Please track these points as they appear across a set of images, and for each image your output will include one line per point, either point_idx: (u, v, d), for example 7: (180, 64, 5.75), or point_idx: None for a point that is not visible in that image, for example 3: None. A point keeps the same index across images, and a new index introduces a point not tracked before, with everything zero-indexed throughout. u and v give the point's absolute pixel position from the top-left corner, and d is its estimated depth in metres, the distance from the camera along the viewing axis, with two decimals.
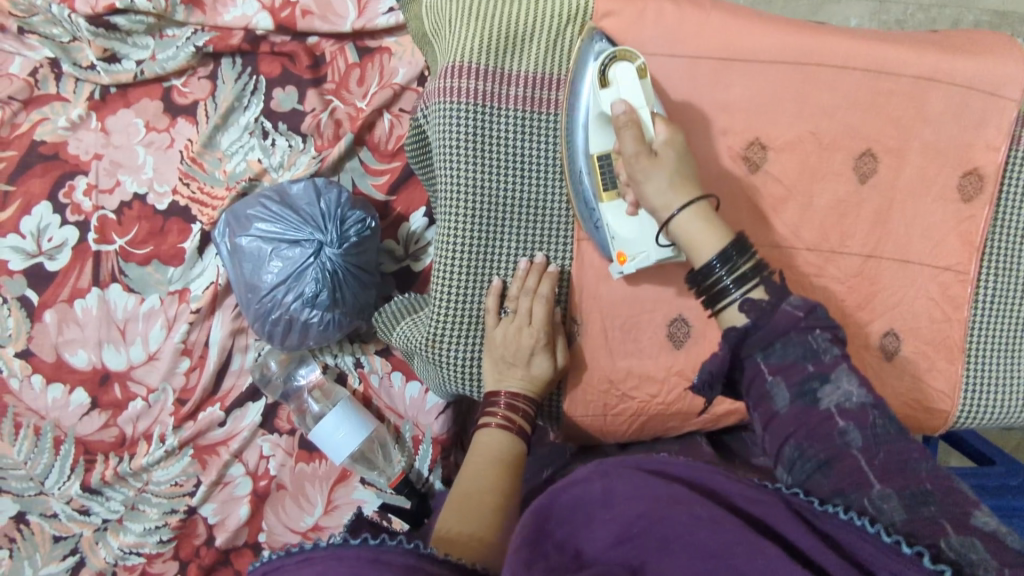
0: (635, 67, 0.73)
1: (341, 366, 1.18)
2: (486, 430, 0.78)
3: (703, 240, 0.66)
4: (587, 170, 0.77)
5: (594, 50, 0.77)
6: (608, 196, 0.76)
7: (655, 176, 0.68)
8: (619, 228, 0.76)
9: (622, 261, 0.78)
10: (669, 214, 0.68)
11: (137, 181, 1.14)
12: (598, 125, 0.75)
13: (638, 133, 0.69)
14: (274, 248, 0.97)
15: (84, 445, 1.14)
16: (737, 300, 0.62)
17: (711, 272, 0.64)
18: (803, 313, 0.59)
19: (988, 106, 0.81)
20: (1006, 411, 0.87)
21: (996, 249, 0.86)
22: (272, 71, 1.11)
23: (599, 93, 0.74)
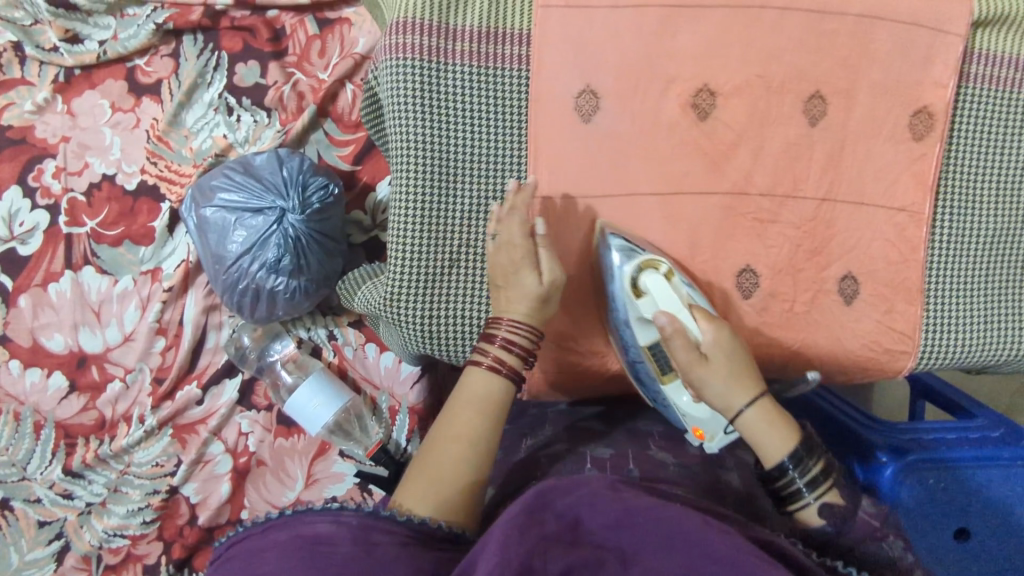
0: (661, 274, 0.78)
1: (315, 340, 1.18)
2: (474, 369, 0.76)
3: (768, 439, 0.72)
4: (640, 359, 0.80)
5: (613, 245, 0.79)
6: (667, 379, 0.79)
7: (714, 384, 0.72)
8: (691, 407, 0.78)
9: (699, 436, 0.79)
10: (733, 414, 0.73)
11: (105, 162, 1.15)
12: (642, 321, 0.79)
13: (686, 341, 0.72)
14: (237, 218, 0.97)
15: (64, 429, 1.15)
16: (811, 503, 0.69)
17: (784, 474, 0.70)
18: (878, 522, 0.68)
19: (935, 42, 0.81)
20: (970, 352, 0.87)
21: (952, 188, 0.85)
22: (234, 47, 1.12)
23: (634, 302, 0.78)
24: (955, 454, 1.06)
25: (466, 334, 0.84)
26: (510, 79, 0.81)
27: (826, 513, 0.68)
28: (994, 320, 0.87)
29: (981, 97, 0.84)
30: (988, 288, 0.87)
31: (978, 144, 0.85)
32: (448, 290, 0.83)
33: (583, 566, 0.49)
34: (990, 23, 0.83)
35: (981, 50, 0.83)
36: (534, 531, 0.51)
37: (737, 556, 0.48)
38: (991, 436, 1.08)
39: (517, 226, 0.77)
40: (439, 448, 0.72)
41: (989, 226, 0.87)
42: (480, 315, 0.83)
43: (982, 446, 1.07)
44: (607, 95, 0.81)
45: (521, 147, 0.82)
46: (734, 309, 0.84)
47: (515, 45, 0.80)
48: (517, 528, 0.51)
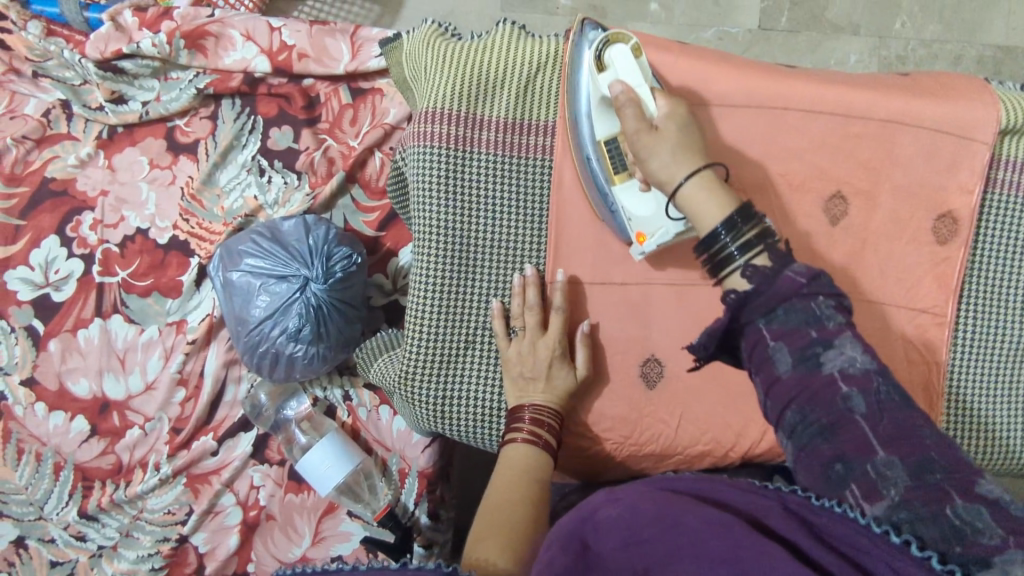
0: (629, 49, 0.74)
1: (331, 399, 1.20)
2: (512, 446, 0.76)
3: (707, 208, 0.66)
4: (595, 156, 0.77)
5: (587, 38, 0.77)
6: (620, 179, 0.76)
7: (659, 149, 0.69)
8: (634, 206, 0.76)
9: (641, 240, 0.77)
10: (674, 185, 0.68)
11: (140, 216, 1.18)
12: (600, 109, 0.76)
13: (638, 109, 0.70)
14: (262, 283, 0.99)
15: (82, 472, 1.17)
16: (739, 265, 0.63)
17: (717, 243, 0.65)
18: (805, 279, 0.60)
19: (960, 149, 0.82)
20: (988, 460, 0.86)
21: (974, 293, 0.86)
22: (270, 112, 1.16)
23: (597, 78, 0.75)
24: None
25: (477, 416, 0.83)
26: (534, 168, 0.83)
27: (749, 272, 0.62)
28: (1016, 426, 0.86)
29: (1006, 203, 0.86)
30: (1010, 393, 0.87)
31: (1001, 251, 0.86)
32: (462, 370, 0.83)
33: None
34: (1016, 132, 0.85)
35: (1006, 157, 0.85)
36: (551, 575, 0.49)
37: (738, 551, 0.45)
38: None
39: (541, 321, 0.81)
40: (504, 509, 0.70)
41: (1013, 331, 0.87)
42: (490, 397, 0.83)
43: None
44: None
45: (541, 235, 0.84)
46: (750, 401, 0.84)
47: (541, 137, 0.83)
48: None
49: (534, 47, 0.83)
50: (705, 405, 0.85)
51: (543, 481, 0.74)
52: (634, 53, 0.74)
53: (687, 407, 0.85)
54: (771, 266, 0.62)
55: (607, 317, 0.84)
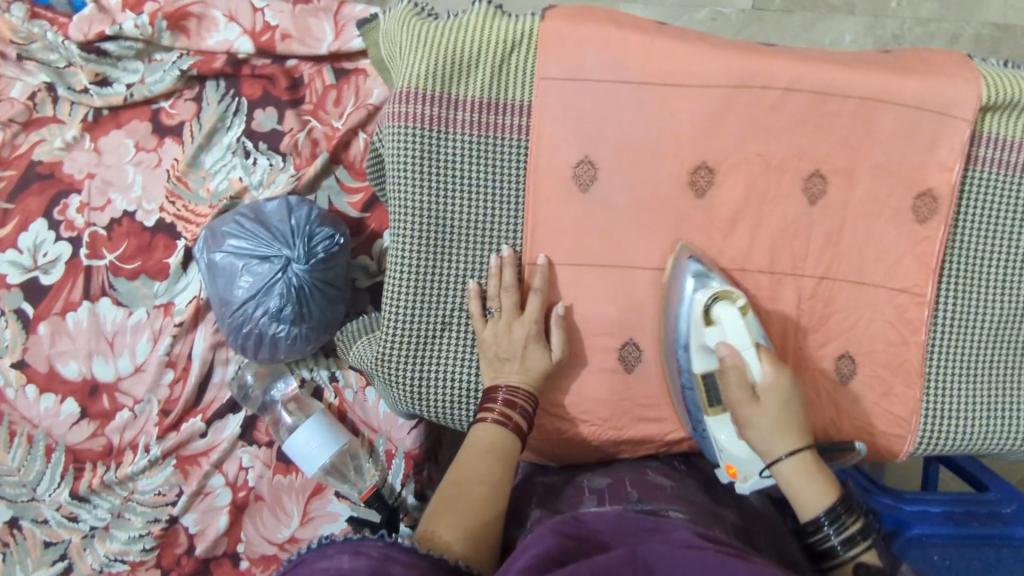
0: (736, 307, 0.75)
1: (318, 381, 1.21)
2: (481, 425, 0.76)
3: (809, 490, 0.70)
4: (692, 385, 0.78)
5: (690, 269, 0.80)
6: (714, 412, 0.76)
7: (759, 422, 0.71)
8: (730, 442, 0.75)
9: (732, 474, 0.76)
10: (774, 458, 0.71)
11: (127, 199, 1.19)
12: (702, 350, 0.77)
13: (741, 375, 0.72)
14: (245, 264, 0.99)
15: (73, 454, 1.18)
16: (845, 563, 0.67)
17: (820, 530, 0.69)
18: (909, 574, 0.62)
19: (941, 125, 0.81)
20: (969, 440, 0.86)
21: (957, 272, 0.85)
22: (254, 93, 1.15)
23: (702, 326, 0.76)
24: (959, 531, 1.02)
25: (454, 397, 0.84)
26: (510, 148, 0.82)
27: (858, 575, 0.65)
28: (997, 406, 0.86)
29: (988, 180, 0.85)
30: (992, 373, 0.86)
31: (983, 229, 0.85)
32: (439, 352, 0.83)
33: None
34: (998, 109, 0.83)
35: (989, 134, 0.84)
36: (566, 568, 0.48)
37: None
38: (1002, 512, 1.04)
39: (517, 303, 0.81)
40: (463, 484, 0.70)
41: (994, 310, 0.86)
42: (467, 378, 0.83)
43: (989, 524, 1.03)
44: (605, 166, 0.82)
45: (517, 216, 0.83)
46: None
47: (516, 117, 0.82)
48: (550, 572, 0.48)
49: (507, 25, 0.81)
50: None
51: (508, 463, 0.73)
52: (740, 311, 0.76)
53: (665, 386, 0.85)
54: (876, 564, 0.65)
55: (586, 298, 0.83)
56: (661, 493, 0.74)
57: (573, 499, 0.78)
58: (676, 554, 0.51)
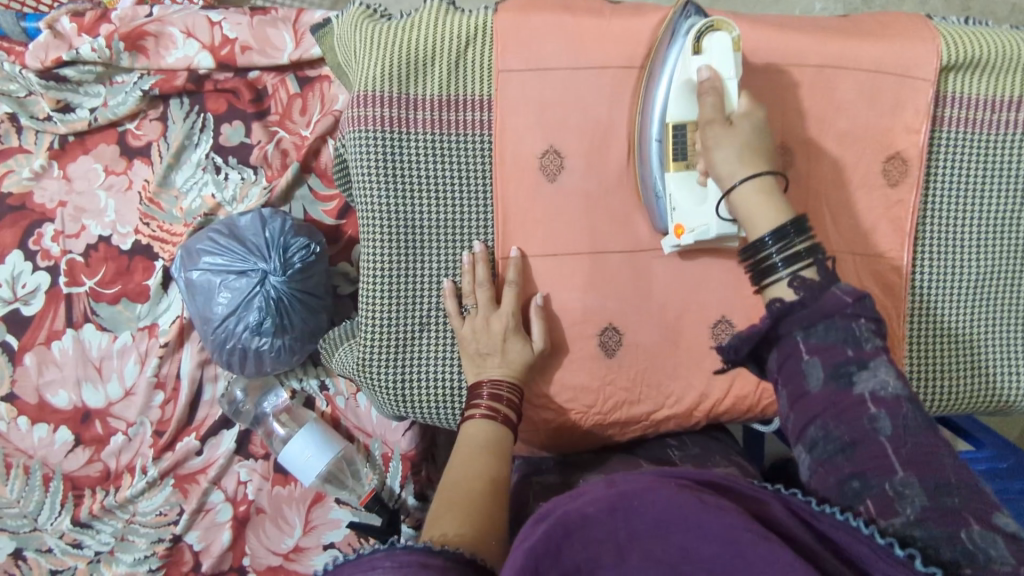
0: (730, 38, 0.72)
1: (308, 391, 1.21)
2: (472, 421, 0.76)
3: (761, 214, 0.67)
4: (660, 135, 0.77)
5: (683, 27, 0.76)
6: (677, 166, 0.76)
7: (727, 143, 0.69)
8: (682, 199, 0.76)
9: (680, 234, 0.78)
10: (732, 181, 0.69)
11: (101, 224, 1.18)
12: (680, 96, 0.75)
13: (717, 100, 0.70)
14: (222, 280, 0.99)
15: (72, 481, 1.18)
16: (783, 277, 0.64)
17: (762, 246, 0.66)
18: (851, 299, 0.58)
19: (902, 89, 0.82)
20: (956, 400, 0.86)
21: (931, 234, 0.86)
22: (219, 108, 1.15)
23: (688, 59, 0.74)
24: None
25: (439, 397, 0.84)
26: (473, 144, 0.82)
27: (796, 283, 0.62)
28: (981, 363, 0.87)
29: (955, 140, 0.85)
30: (973, 332, 0.87)
31: (954, 188, 0.86)
32: (419, 353, 0.84)
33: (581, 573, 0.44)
34: (960, 68, 0.84)
35: (953, 94, 0.84)
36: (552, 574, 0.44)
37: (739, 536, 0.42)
38: (1001, 469, 1.06)
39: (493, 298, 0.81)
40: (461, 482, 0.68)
41: (970, 268, 0.87)
42: (450, 377, 0.84)
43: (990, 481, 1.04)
44: (571, 154, 0.81)
45: (486, 211, 0.83)
46: (709, 361, 0.85)
47: (477, 112, 0.82)
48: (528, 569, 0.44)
49: (461, 20, 0.80)
50: (668, 366, 0.85)
51: (501, 456, 0.73)
52: (733, 43, 0.73)
53: (650, 370, 0.85)
54: (817, 280, 0.62)
55: (563, 288, 0.83)
56: None
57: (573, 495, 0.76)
58: (662, 500, 0.44)
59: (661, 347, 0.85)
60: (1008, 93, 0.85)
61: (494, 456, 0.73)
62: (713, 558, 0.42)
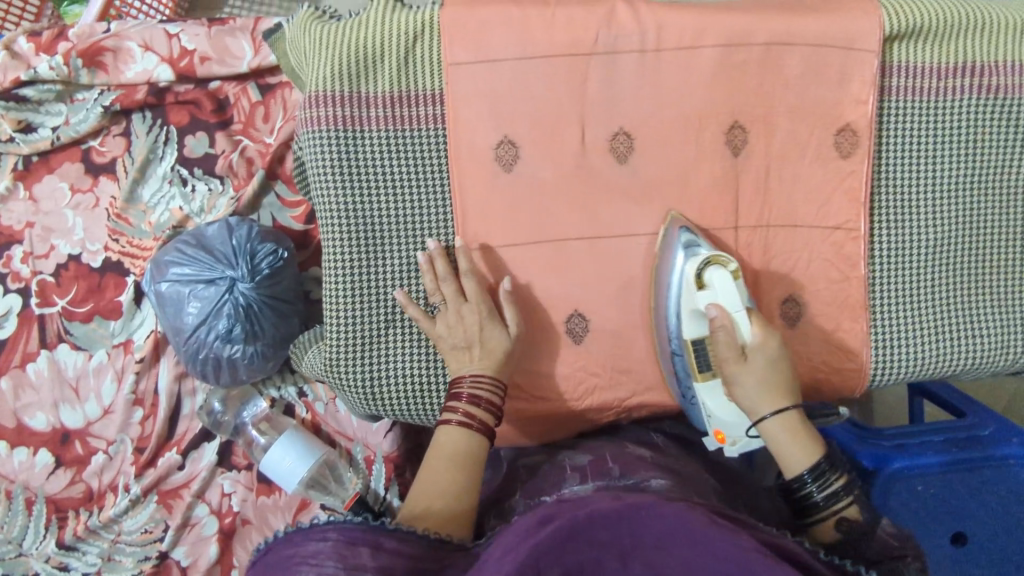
0: (729, 271, 0.75)
1: (288, 398, 1.21)
2: (445, 429, 0.75)
3: (795, 452, 0.70)
4: (680, 350, 0.78)
5: (680, 241, 0.80)
6: (702, 377, 0.76)
7: (746, 380, 0.71)
8: (718, 408, 0.75)
9: (721, 440, 0.76)
10: (760, 417, 0.71)
11: (70, 243, 1.18)
12: (694, 316, 0.76)
13: (730, 336, 0.71)
14: (191, 290, 0.99)
15: (55, 503, 1.16)
16: (827, 518, 0.68)
17: (804, 487, 0.69)
18: (897, 542, 0.64)
19: (848, 61, 0.83)
20: (922, 366, 0.87)
21: (886, 203, 0.87)
22: (181, 120, 1.15)
23: (693, 291, 0.76)
24: (942, 456, 1.02)
25: (410, 394, 0.84)
26: (427, 138, 0.82)
27: (840, 529, 0.66)
28: (944, 329, 0.87)
29: (904, 109, 0.86)
30: (935, 297, 0.87)
31: (906, 156, 0.86)
32: (386, 350, 0.83)
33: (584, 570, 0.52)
34: (904, 37, 0.85)
35: (899, 63, 0.85)
36: (559, 566, 0.52)
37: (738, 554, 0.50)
38: (982, 435, 1.05)
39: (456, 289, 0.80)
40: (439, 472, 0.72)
41: (928, 234, 0.87)
42: (419, 373, 0.84)
43: (971, 448, 1.03)
44: (526, 144, 0.82)
45: (445, 204, 0.83)
46: None
47: (430, 106, 0.82)
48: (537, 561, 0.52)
49: (407, 16, 0.81)
50: (637, 350, 0.85)
51: (472, 468, 0.73)
52: (732, 275, 0.75)
53: (619, 354, 0.85)
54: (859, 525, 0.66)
55: (527, 278, 0.83)
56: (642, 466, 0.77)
57: (555, 477, 0.78)
58: (669, 517, 0.53)
59: (628, 330, 0.85)
60: (954, 60, 0.86)
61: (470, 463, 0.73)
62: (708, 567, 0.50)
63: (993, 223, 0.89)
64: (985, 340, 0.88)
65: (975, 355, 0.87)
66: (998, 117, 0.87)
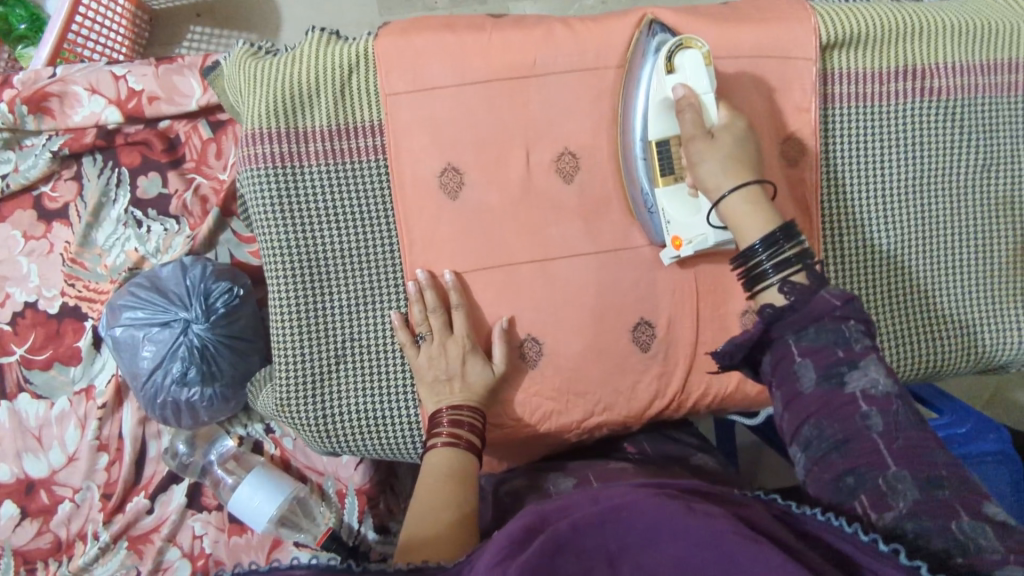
0: (701, 54, 0.75)
1: (255, 435, 1.20)
2: (433, 451, 0.75)
3: (750, 221, 0.70)
4: (645, 154, 0.80)
5: (653, 46, 0.79)
6: (665, 181, 0.78)
7: (711, 156, 0.72)
8: (675, 211, 0.78)
9: (678, 246, 0.80)
10: (720, 195, 0.72)
11: (26, 290, 1.16)
12: (658, 111, 0.77)
13: (697, 115, 0.73)
14: (145, 333, 0.97)
15: (23, 556, 1.13)
16: (773, 282, 0.66)
17: (754, 255, 0.68)
18: (839, 301, 0.60)
19: (784, 71, 0.84)
20: None
21: (836, 209, 0.87)
22: (133, 161, 1.14)
23: (663, 79, 0.76)
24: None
25: (364, 430, 0.83)
26: (369, 170, 0.82)
27: (785, 288, 0.64)
28: (901, 333, 0.87)
29: (848, 116, 0.86)
30: (891, 302, 0.88)
31: (854, 162, 0.87)
32: (339, 386, 0.82)
33: None
34: (842, 45, 0.86)
35: (838, 71, 0.86)
36: None
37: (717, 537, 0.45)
38: (957, 433, 1.03)
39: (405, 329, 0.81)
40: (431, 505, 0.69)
41: (881, 240, 0.88)
42: (373, 408, 0.83)
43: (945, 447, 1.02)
44: (470, 170, 0.82)
45: (391, 234, 0.83)
46: (633, 362, 0.85)
47: (370, 137, 0.82)
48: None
49: (342, 49, 0.81)
50: (594, 370, 0.85)
51: (469, 480, 0.73)
52: (705, 59, 0.75)
53: (577, 377, 0.85)
54: (806, 283, 0.64)
55: (480, 304, 0.83)
56: (624, 474, 0.80)
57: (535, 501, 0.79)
58: (648, 514, 0.48)
59: (585, 350, 0.84)
60: (894, 65, 0.87)
61: (460, 480, 0.72)
62: (697, 560, 0.45)
63: (948, 223, 0.89)
64: (941, 343, 0.88)
65: (931, 358, 0.88)
66: (942, 117, 0.88)
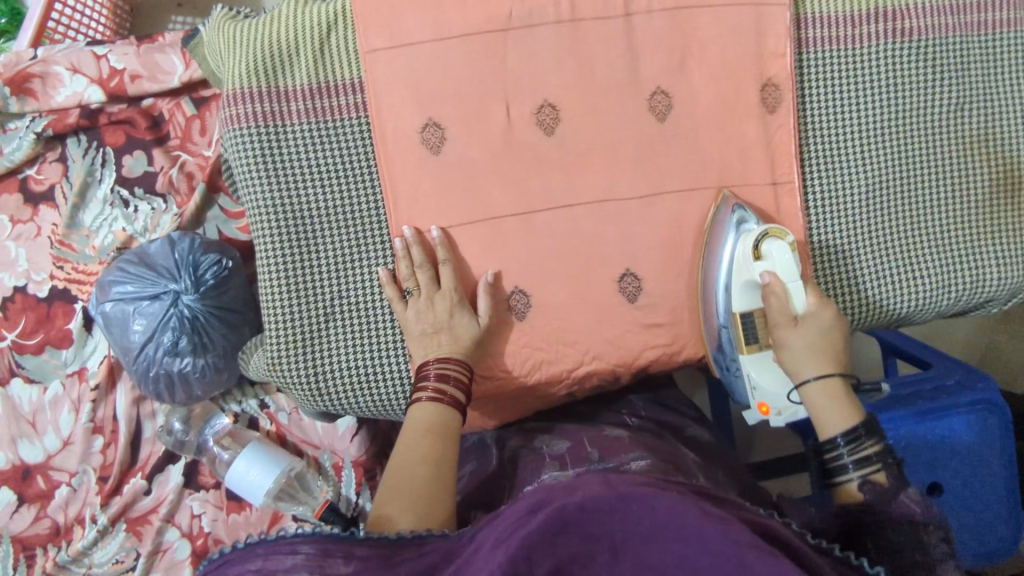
0: (786, 242, 0.77)
1: (250, 412, 1.20)
2: (417, 406, 0.76)
3: (833, 413, 0.71)
4: (728, 323, 0.80)
5: (735, 217, 0.81)
6: (749, 350, 0.79)
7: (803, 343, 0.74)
8: (762, 380, 0.79)
9: (766, 411, 0.79)
10: (803, 379, 0.74)
11: (14, 274, 1.16)
12: (743, 287, 0.78)
13: (784, 303, 0.74)
14: (135, 307, 0.97)
15: (22, 542, 1.12)
16: (852, 479, 0.67)
17: (832, 446, 0.70)
18: (919, 507, 0.62)
19: (759, 17, 0.85)
20: (866, 308, 0.88)
21: (814, 151, 0.88)
22: (117, 141, 1.14)
23: (749, 261, 0.77)
24: (912, 410, 0.96)
25: (357, 387, 0.83)
26: (350, 128, 0.82)
27: (865, 487, 0.66)
28: (885, 271, 0.88)
29: (822, 58, 0.87)
30: (874, 240, 0.88)
31: (830, 103, 0.88)
32: (329, 344, 0.83)
33: (572, 563, 0.48)
34: None
35: (812, 15, 0.87)
36: (546, 562, 0.48)
37: (731, 550, 0.45)
38: (946, 384, 1.00)
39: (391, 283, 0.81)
40: (410, 467, 0.69)
41: (861, 178, 0.88)
42: (364, 365, 0.83)
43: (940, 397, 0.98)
44: (451, 125, 0.82)
45: (376, 193, 0.83)
46: (620, 313, 0.85)
47: (350, 95, 0.82)
48: (522, 556, 0.47)
49: (319, 9, 0.82)
50: (582, 321, 0.85)
51: (449, 437, 0.73)
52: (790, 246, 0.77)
53: (565, 329, 0.85)
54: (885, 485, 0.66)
55: (466, 259, 0.83)
56: (621, 444, 0.80)
57: (533, 464, 0.79)
58: (660, 507, 0.48)
59: (572, 301, 0.85)
60: (867, 6, 0.87)
61: (437, 439, 0.73)
62: (701, 563, 0.45)
63: (927, 160, 0.89)
64: (926, 279, 0.89)
65: (915, 294, 0.88)
66: (913, 59, 0.88)
